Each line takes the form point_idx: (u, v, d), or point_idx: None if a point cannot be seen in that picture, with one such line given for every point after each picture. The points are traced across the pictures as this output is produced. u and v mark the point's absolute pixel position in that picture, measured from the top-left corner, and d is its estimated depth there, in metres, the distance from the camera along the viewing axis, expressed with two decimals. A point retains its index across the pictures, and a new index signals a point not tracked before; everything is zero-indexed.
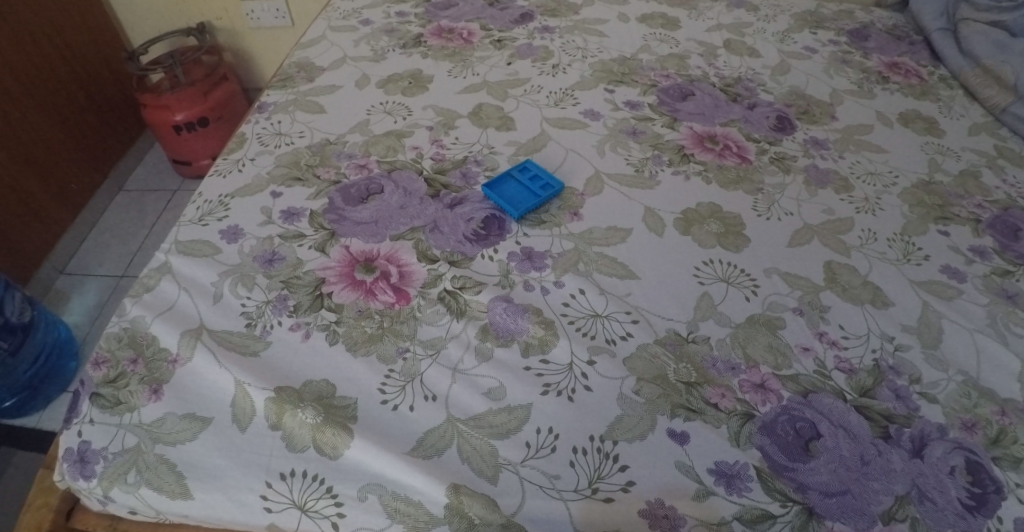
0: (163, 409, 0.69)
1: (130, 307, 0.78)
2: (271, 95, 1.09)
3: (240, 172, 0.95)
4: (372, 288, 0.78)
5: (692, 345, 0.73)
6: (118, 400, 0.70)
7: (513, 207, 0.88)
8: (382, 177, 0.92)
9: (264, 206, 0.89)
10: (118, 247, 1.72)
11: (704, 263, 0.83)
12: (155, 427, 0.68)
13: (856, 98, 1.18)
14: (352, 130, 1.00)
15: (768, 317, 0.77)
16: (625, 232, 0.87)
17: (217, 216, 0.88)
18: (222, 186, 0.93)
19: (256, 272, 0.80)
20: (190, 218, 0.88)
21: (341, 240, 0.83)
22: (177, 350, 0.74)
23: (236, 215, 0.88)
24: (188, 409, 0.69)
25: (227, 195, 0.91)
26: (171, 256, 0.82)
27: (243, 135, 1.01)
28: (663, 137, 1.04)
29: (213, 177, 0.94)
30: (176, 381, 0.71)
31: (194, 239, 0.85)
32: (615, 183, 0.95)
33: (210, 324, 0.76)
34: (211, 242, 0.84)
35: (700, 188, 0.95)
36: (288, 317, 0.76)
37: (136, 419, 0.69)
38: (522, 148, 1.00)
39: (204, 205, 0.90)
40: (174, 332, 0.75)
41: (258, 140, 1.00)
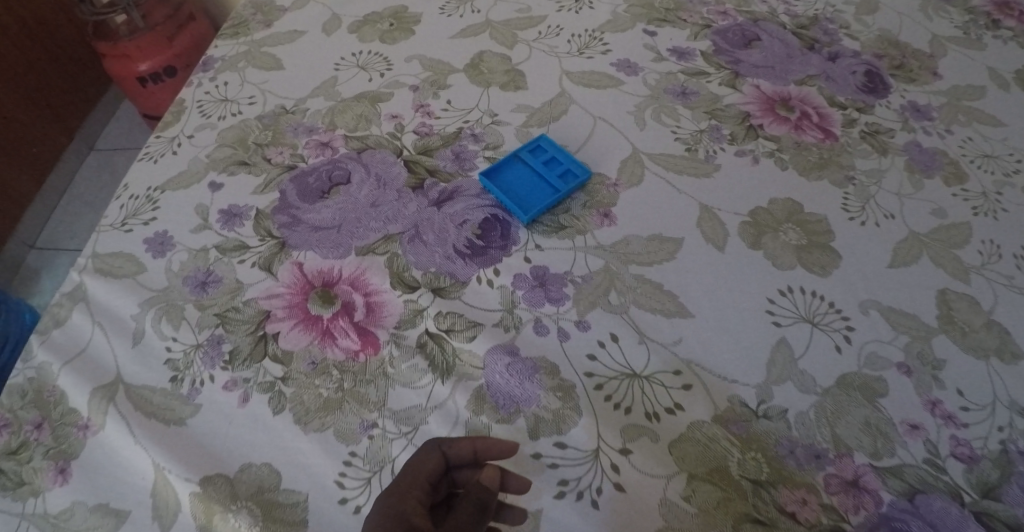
0: (71, 496, 0.55)
1: (35, 349, 0.62)
2: (219, 47, 0.85)
3: (174, 155, 0.75)
4: (330, 328, 0.59)
5: (764, 422, 0.55)
6: (19, 480, 0.56)
7: (521, 211, 0.65)
8: (349, 160, 0.71)
9: (200, 203, 0.71)
10: (89, 220, 1.35)
11: (780, 293, 0.62)
12: (62, 521, 0.54)
13: (961, 49, 0.91)
14: (314, 93, 0.78)
15: (866, 378, 0.59)
16: (673, 244, 0.64)
17: (143, 217, 0.70)
18: (151, 174, 0.74)
19: (185, 302, 0.64)
20: (110, 220, 0.70)
21: (293, 255, 0.64)
22: (88, 413, 0.58)
23: (166, 216, 0.70)
24: (100, 498, 0.55)
25: (157, 188, 0.73)
26: (86, 276, 0.66)
27: (180, 103, 0.80)
28: (722, 101, 0.79)
29: (141, 162, 0.75)
30: (86, 455, 0.57)
31: (114, 251, 0.68)
32: (659, 166, 0.71)
33: (127, 376, 0.60)
34: (134, 256, 0.67)
35: (772, 175, 0.72)
36: (221, 371, 0.59)
37: (39, 508, 0.55)
38: (535, 115, 0.76)
39: (128, 202, 0.72)
40: (84, 388, 0.59)
41: (199, 109, 0.79)
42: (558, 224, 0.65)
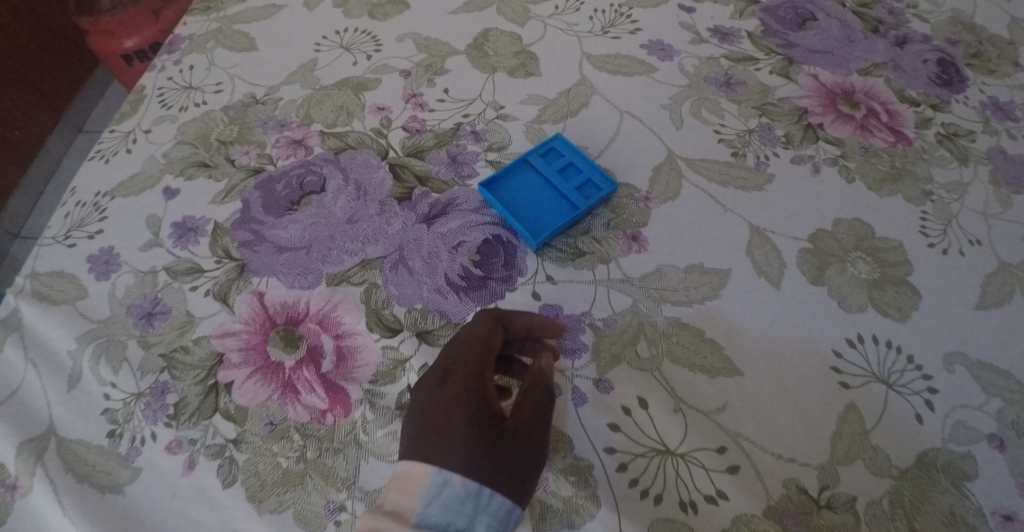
0: None
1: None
2: (187, 23, 0.73)
3: (128, 154, 0.64)
4: (292, 380, 0.48)
5: (827, 516, 0.44)
6: None
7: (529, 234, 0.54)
8: (324, 163, 0.59)
9: (152, 214, 0.60)
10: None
11: (848, 344, 0.51)
12: None
13: None
14: (289, 80, 0.66)
15: (951, 456, 0.48)
16: (717, 279, 0.52)
17: (88, 229, 0.59)
18: (100, 176, 0.63)
19: (128, 338, 0.54)
20: (50, 232, 0.59)
21: (253, 282, 0.53)
22: (12, 474, 0.49)
23: (114, 228, 0.59)
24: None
25: (106, 193, 0.62)
26: (20, 301, 0.55)
27: (139, 90, 0.68)
28: (774, 94, 0.66)
29: (90, 161, 0.64)
30: (8, 525, 0.47)
31: (54, 270, 0.57)
32: (700, 176, 0.59)
33: (60, 429, 0.50)
34: (75, 277, 0.57)
35: (836, 189, 0.60)
36: (165, 429, 0.50)
37: None
38: (550, 109, 0.63)
39: (73, 210, 0.61)
40: (8, 441, 0.49)
41: (159, 98, 0.68)
42: (576, 249, 0.54)
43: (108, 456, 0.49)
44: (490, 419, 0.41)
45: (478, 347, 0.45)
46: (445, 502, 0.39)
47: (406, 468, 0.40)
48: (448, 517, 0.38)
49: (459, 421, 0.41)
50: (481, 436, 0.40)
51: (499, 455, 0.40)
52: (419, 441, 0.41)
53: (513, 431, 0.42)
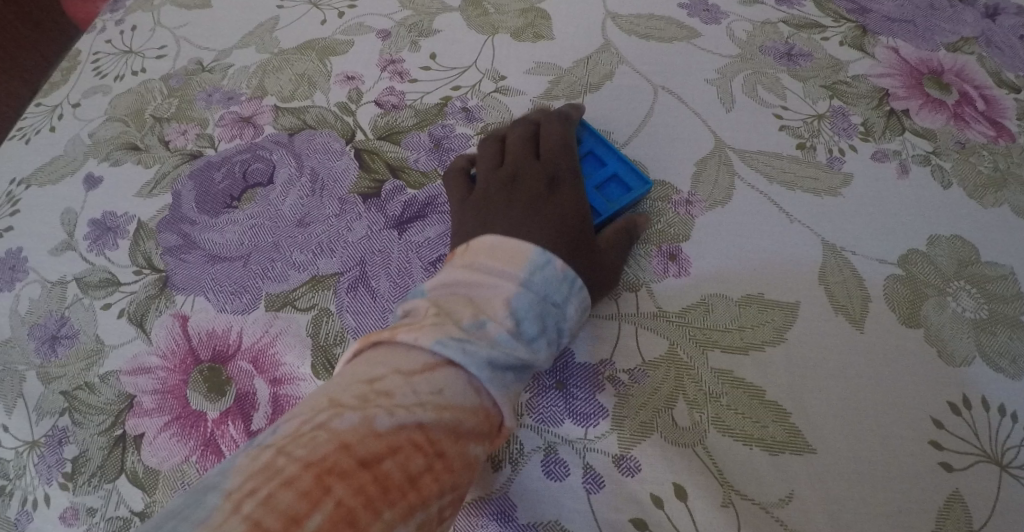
0: None
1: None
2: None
3: (51, 132, 0.52)
4: (214, 437, 0.37)
5: None
6: None
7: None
8: (276, 147, 0.47)
9: (69, 208, 0.48)
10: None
11: (951, 407, 0.38)
12: None
13: None
14: (244, 42, 0.53)
15: None
16: (778, 315, 0.40)
17: None
18: (18, 161, 0.51)
19: (30, 369, 0.43)
20: None
21: (177, 301, 0.41)
22: None
23: (26, 224, 0.48)
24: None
25: (22, 181, 0.50)
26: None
27: (73, 55, 0.56)
28: (847, 71, 0.53)
29: (9, 141, 0.52)
30: None
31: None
32: (757, 174, 0.46)
33: None
34: None
35: (928, 196, 0.47)
36: (59, 491, 0.39)
37: None
38: (564, 83, 0.50)
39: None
40: None
41: (94, 64, 0.56)
42: None
43: None
44: (583, 226, 0.40)
45: (565, 153, 0.43)
46: (547, 277, 0.36)
47: (503, 242, 0.38)
48: (549, 289, 0.36)
49: (555, 219, 0.39)
50: (574, 235, 0.39)
51: (587, 255, 0.39)
52: (506, 224, 0.39)
53: (603, 249, 0.40)
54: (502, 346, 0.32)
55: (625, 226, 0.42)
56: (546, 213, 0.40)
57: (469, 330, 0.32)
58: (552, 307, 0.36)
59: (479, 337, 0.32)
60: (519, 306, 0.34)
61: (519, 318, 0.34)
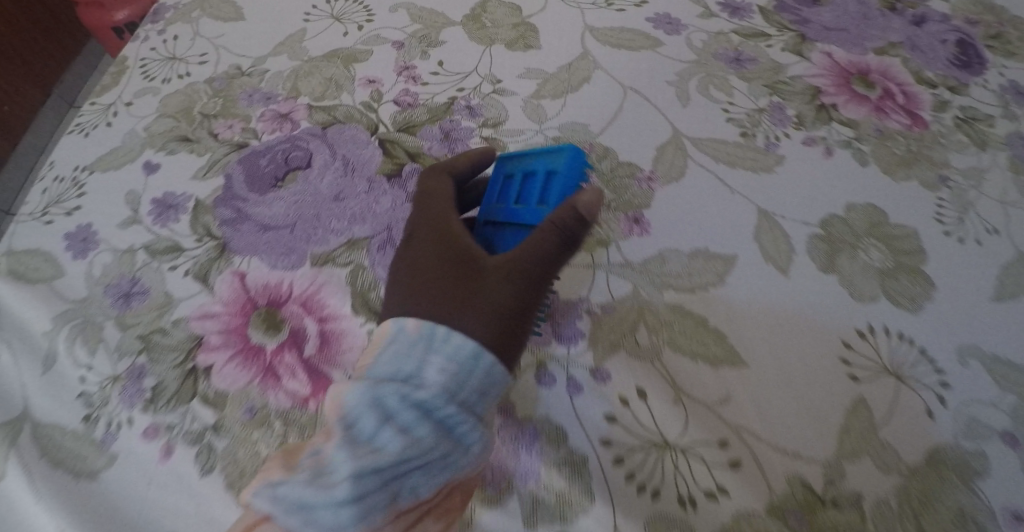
0: None
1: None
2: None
3: (108, 128, 0.61)
4: (273, 365, 0.46)
5: (828, 512, 0.42)
6: None
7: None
8: (311, 137, 0.56)
9: (131, 190, 0.56)
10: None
11: (860, 333, 0.48)
12: None
13: None
14: (276, 50, 0.63)
15: (961, 454, 0.45)
16: (722, 264, 0.50)
17: (66, 206, 0.56)
18: (80, 152, 0.60)
19: (106, 319, 0.50)
20: (28, 210, 0.56)
21: (234, 261, 0.50)
22: None
23: (93, 203, 0.56)
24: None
25: (86, 168, 0.59)
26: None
27: (121, 62, 0.65)
28: (785, 72, 0.63)
29: (69, 136, 0.61)
30: None
31: (31, 247, 0.54)
32: (706, 157, 0.56)
33: (37, 412, 0.48)
34: (52, 256, 0.54)
35: (848, 172, 0.57)
36: (141, 414, 0.47)
37: None
38: (549, 85, 0.60)
39: (52, 185, 0.58)
40: None
41: (141, 70, 0.65)
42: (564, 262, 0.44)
43: (82, 442, 0.47)
44: (468, 260, 0.42)
45: (433, 203, 0.46)
46: (394, 354, 0.39)
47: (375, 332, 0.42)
48: (396, 366, 0.38)
49: (433, 268, 0.42)
50: (455, 281, 0.41)
51: (468, 294, 0.40)
52: (396, 297, 0.43)
53: (490, 272, 0.41)
54: (332, 460, 0.36)
55: (556, 226, 0.40)
56: (422, 273, 0.43)
57: (304, 459, 0.36)
58: (400, 382, 0.38)
59: (311, 463, 0.36)
60: (354, 402, 0.37)
61: (355, 418, 0.37)
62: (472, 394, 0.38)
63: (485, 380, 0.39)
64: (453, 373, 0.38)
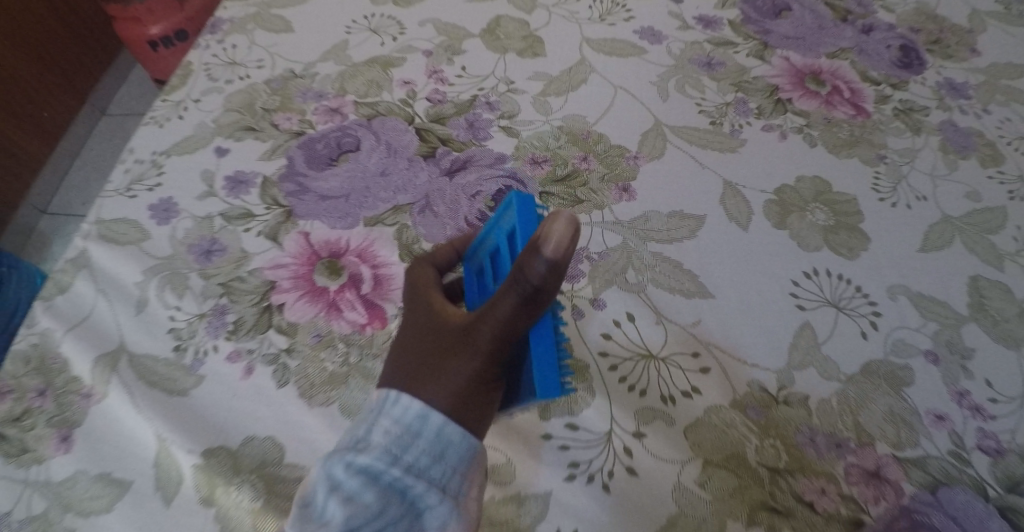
0: (75, 465, 0.51)
1: (38, 316, 0.55)
2: (226, 7, 0.76)
3: (181, 120, 0.67)
4: (336, 301, 0.56)
5: (783, 409, 0.52)
6: (19, 448, 0.51)
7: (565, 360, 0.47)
8: (358, 125, 0.66)
9: (205, 169, 0.64)
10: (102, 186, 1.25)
11: (807, 274, 0.60)
12: (65, 489, 0.50)
13: (1001, 25, 0.86)
14: (324, 58, 0.72)
15: (891, 367, 0.55)
16: (695, 222, 0.62)
17: (148, 183, 0.63)
18: (156, 138, 0.66)
19: (190, 270, 0.58)
20: (112, 186, 0.63)
21: (298, 222, 0.60)
22: (90, 381, 0.53)
23: (172, 181, 0.63)
24: (102, 467, 0.51)
25: (162, 152, 0.65)
26: (91, 243, 0.59)
27: (186, 64, 0.72)
28: (749, 73, 0.75)
29: (146, 126, 0.67)
30: (88, 425, 0.52)
31: (118, 217, 0.61)
32: (683, 141, 0.68)
33: (132, 344, 0.55)
34: (138, 222, 0.61)
35: (800, 153, 0.69)
36: (225, 342, 0.54)
37: (41, 476, 0.51)
38: (553, 84, 0.72)
39: (132, 166, 0.64)
40: (86, 355, 0.54)
41: (206, 72, 0.71)
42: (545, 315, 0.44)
43: (174, 368, 0.54)
44: (443, 334, 0.44)
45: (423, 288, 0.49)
46: (356, 430, 0.41)
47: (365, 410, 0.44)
48: (355, 436, 0.41)
49: (413, 343, 0.45)
50: (427, 354, 0.43)
51: (436, 370, 0.42)
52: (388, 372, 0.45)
53: (462, 337, 0.43)
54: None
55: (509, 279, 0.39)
56: (408, 347, 0.45)
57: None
58: (356, 450, 0.40)
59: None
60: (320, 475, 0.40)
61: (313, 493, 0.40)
62: (422, 457, 0.40)
63: (433, 444, 0.40)
64: (400, 433, 0.40)
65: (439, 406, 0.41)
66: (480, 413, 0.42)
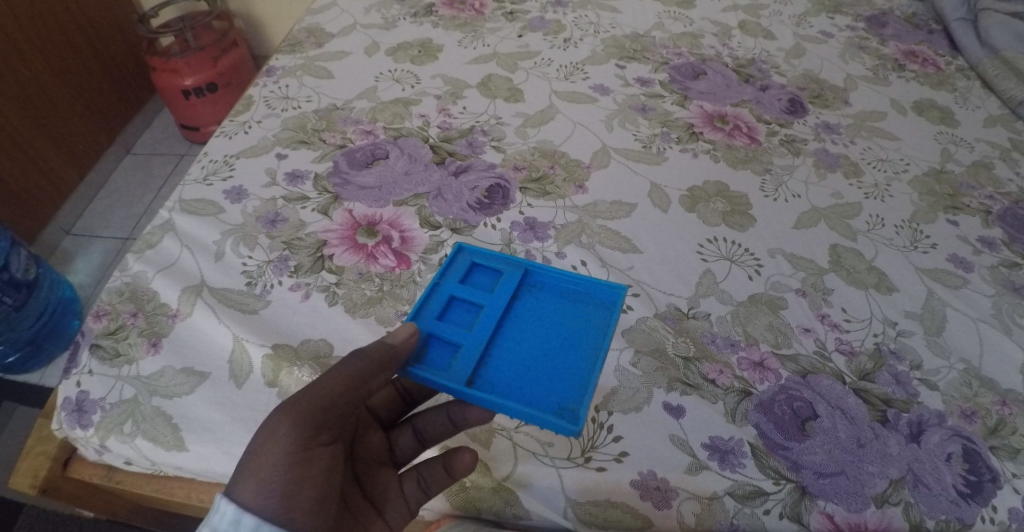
0: (161, 362, 0.69)
1: (132, 263, 0.77)
2: (279, 59, 1.03)
3: (246, 134, 0.91)
4: (373, 252, 0.77)
5: (693, 321, 0.72)
6: (118, 352, 0.70)
7: (594, 317, 0.60)
8: (388, 143, 0.89)
9: (269, 168, 0.87)
10: (122, 210, 1.53)
11: (707, 240, 0.81)
12: (153, 380, 0.68)
13: (870, 85, 1.08)
14: (359, 96, 0.96)
15: (770, 296, 0.76)
16: (629, 207, 0.84)
17: (221, 175, 0.86)
18: (227, 146, 0.90)
19: (259, 232, 0.79)
20: (194, 177, 0.86)
21: (344, 203, 0.82)
22: (177, 305, 0.73)
23: (242, 175, 0.86)
24: (185, 363, 0.69)
25: (233, 155, 0.89)
26: (175, 214, 0.81)
27: (249, 98, 0.97)
28: (672, 116, 0.97)
29: (219, 138, 0.91)
30: (175, 335, 0.71)
31: (198, 198, 0.83)
32: (622, 157, 0.90)
33: (211, 281, 0.75)
34: (215, 202, 0.83)
35: (708, 166, 0.91)
36: (288, 278, 0.74)
37: (134, 372, 0.69)
38: (530, 121, 0.94)
39: (208, 164, 0.87)
40: (175, 288, 0.74)
41: (265, 103, 0.96)
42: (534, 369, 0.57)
43: (248, 297, 0.73)
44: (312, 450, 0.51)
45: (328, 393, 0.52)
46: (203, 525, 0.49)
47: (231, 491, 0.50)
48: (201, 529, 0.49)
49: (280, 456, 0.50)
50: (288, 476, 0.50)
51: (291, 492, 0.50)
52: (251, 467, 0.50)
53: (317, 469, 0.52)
54: None
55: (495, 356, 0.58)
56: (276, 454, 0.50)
57: None
58: None
59: None
60: None
61: None
62: None
63: None
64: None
65: (254, 510, 0.49)
66: (296, 512, 0.50)
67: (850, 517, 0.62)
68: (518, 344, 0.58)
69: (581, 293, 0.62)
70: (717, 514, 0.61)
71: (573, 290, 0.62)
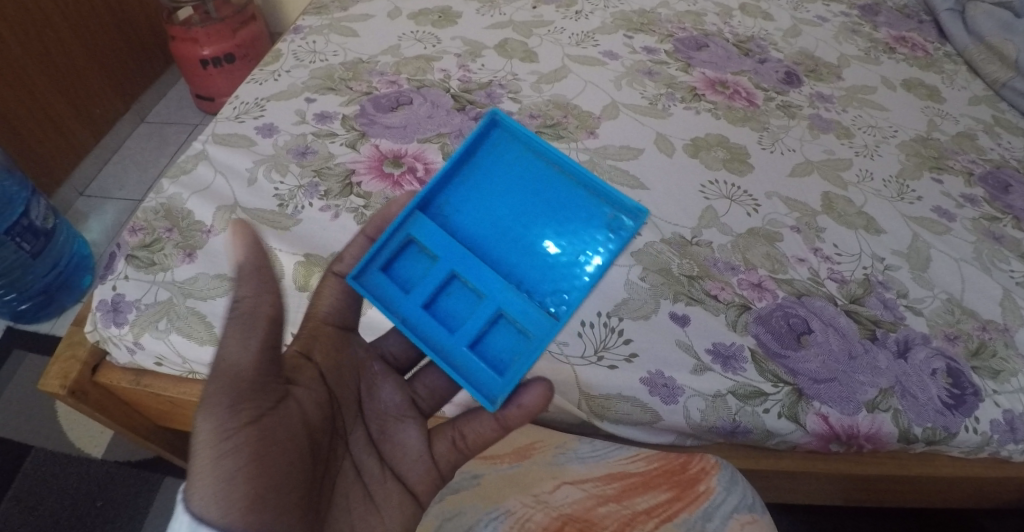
0: (196, 270, 0.73)
1: (167, 186, 0.81)
2: (306, 19, 1.09)
3: (275, 81, 0.97)
4: (399, 181, 0.82)
5: (696, 247, 0.78)
6: (154, 261, 0.74)
7: (508, 157, 0.59)
8: (411, 91, 0.95)
9: (298, 109, 0.92)
10: (135, 174, 1.58)
11: (708, 182, 0.86)
12: (188, 284, 0.72)
13: (862, 63, 1.16)
14: (384, 52, 1.02)
15: (768, 231, 0.81)
16: (637, 152, 0.89)
17: (253, 115, 0.91)
18: (258, 91, 0.95)
19: (289, 162, 0.84)
20: (227, 115, 0.91)
21: (370, 140, 0.87)
22: (212, 223, 0.77)
23: (272, 114, 0.91)
24: (219, 270, 0.73)
25: (263, 99, 0.94)
26: (208, 145, 0.86)
27: (278, 51, 1.02)
28: (677, 79, 1.03)
29: (249, 84, 0.96)
30: (209, 248, 0.75)
31: (231, 132, 0.88)
32: (630, 112, 0.96)
33: (243, 202, 0.79)
34: (247, 136, 0.88)
35: (710, 123, 0.97)
36: (318, 200, 0.79)
37: (169, 277, 0.73)
38: (544, 78, 1.00)
39: (240, 105, 0.93)
40: (209, 207, 0.78)
41: (294, 55, 1.02)
42: (561, 245, 0.57)
43: (280, 217, 0.78)
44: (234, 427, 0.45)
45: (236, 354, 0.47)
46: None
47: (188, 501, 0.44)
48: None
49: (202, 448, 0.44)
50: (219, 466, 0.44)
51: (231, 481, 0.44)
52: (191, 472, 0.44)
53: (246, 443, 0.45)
54: None
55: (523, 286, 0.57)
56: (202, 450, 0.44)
57: None
58: None
59: None
60: None
61: None
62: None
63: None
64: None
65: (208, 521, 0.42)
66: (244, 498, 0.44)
67: (844, 419, 0.68)
68: (513, 254, 0.57)
69: (469, 161, 0.59)
70: (720, 410, 0.66)
71: (469, 170, 0.59)
